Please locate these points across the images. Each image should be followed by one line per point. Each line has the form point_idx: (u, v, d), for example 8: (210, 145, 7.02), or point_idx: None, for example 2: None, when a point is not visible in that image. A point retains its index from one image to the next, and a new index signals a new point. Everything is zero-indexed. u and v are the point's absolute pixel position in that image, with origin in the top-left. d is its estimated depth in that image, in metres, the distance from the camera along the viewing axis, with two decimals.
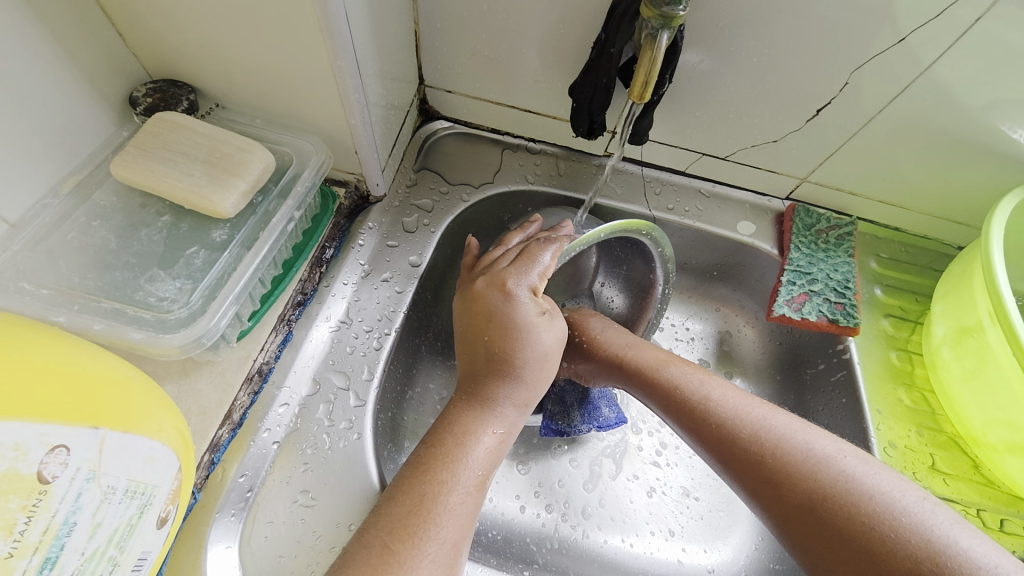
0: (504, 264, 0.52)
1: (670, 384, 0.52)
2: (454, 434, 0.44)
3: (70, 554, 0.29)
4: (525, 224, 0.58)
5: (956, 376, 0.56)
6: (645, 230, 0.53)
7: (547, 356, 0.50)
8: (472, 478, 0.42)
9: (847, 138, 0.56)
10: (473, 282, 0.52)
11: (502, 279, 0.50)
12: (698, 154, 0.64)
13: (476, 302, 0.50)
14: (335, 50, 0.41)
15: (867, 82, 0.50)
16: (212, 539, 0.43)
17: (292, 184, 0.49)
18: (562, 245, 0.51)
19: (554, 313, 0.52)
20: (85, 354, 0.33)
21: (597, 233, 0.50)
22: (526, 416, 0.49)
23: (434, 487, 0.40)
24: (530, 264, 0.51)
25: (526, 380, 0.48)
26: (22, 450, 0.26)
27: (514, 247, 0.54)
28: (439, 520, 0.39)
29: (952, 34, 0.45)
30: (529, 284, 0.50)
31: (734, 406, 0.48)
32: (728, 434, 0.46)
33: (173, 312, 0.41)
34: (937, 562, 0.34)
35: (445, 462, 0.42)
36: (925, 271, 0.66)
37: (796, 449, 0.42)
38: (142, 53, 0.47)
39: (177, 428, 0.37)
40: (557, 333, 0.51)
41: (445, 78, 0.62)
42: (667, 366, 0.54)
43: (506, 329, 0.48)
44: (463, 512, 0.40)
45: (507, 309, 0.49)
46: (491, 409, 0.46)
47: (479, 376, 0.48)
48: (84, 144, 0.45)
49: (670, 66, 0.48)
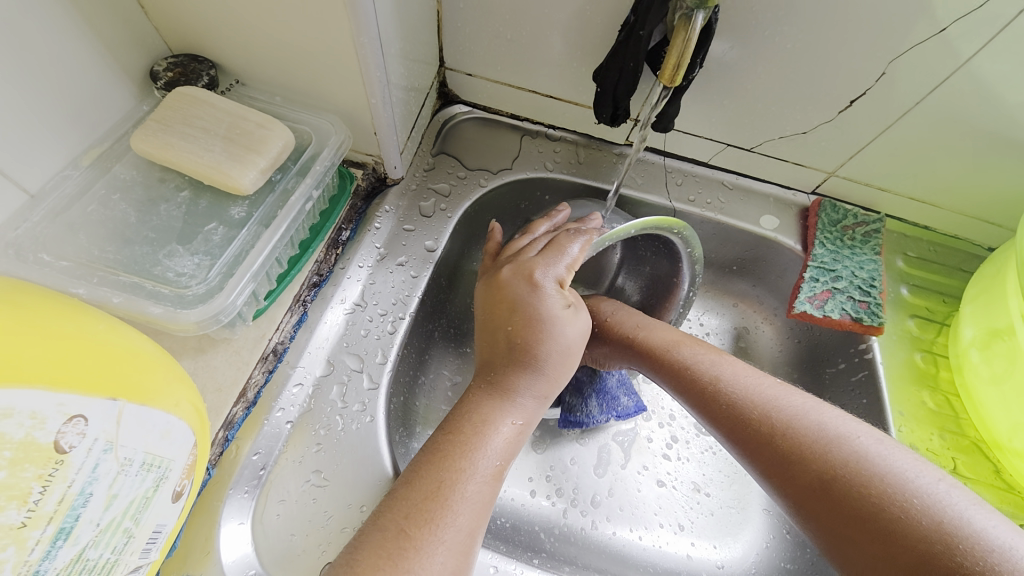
0: (532, 254, 0.52)
1: (680, 364, 0.51)
2: (474, 422, 0.44)
3: (85, 525, 0.30)
4: (552, 213, 0.57)
5: (984, 379, 0.54)
6: (676, 229, 0.53)
7: (570, 350, 0.49)
8: (490, 468, 0.42)
9: (881, 131, 0.54)
10: (499, 270, 0.52)
11: (529, 269, 0.50)
12: (723, 145, 0.62)
13: (502, 291, 0.50)
14: (358, 26, 0.40)
15: (905, 73, 0.48)
16: (226, 515, 0.43)
17: (310, 163, 0.49)
18: (592, 238, 0.51)
19: (580, 307, 0.51)
20: (103, 326, 0.33)
21: (628, 229, 0.50)
22: (546, 408, 0.48)
23: (452, 474, 0.40)
24: (559, 255, 0.51)
25: (548, 373, 0.48)
26: (39, 419, 0.26)
27: (541, 236, 0.54)
28: (456, 508, 0.39)
29: (996, 24, 0.43)
30: (556, 275, 0.50)
31: (746, 386, 0.47)
32: (738, 413, 0.45)
33: (190, 288, 0.41)
34: (951, 545, 0.33)
35: (464, 450, 0.42)
36: (954, 271, 0.64)
37: (810, 429, 0.41)
38: (163, 27, 0.46)
39: (193, 404, 0.37)
40: (581, 326, 0.50)
41: (466, 61, 0.60)
42: (678, 346, 0.53)
43: (532, 319, 0.48)
44: (479, 500, 0.40)
45: (534, 299, 0.49)
46: (511, 399, 0.46)
47: (499, 366, 0.48)
48: (104, 117, 0.45)
49: (701, 49, 0.47)
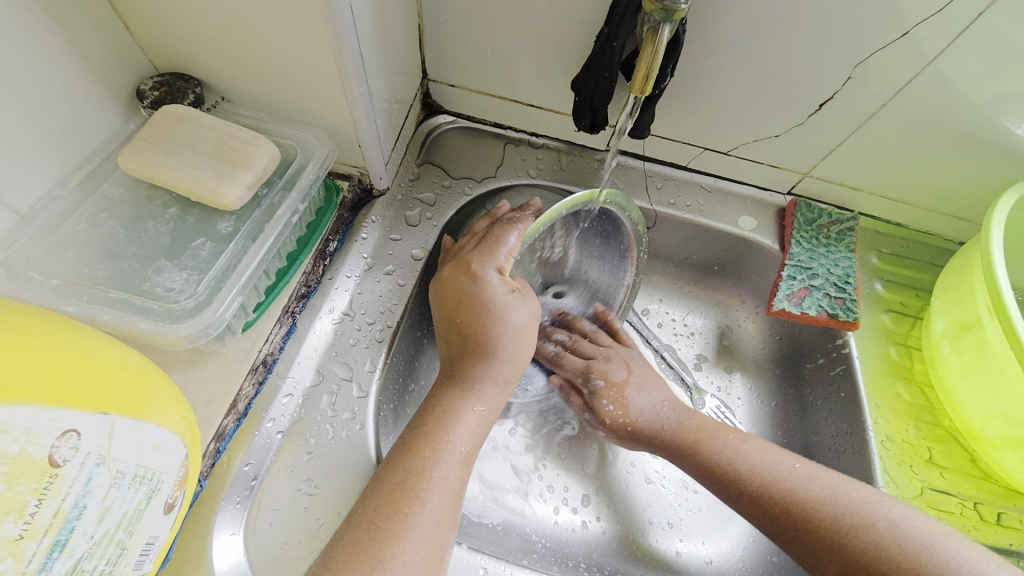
0: (470, 250, 0.52)
1: (715, 459, 0.51)
2: (436, 414, 0.46)
3: (80, 537, 0.30)
4: (493, 210, 0.58)
5: (955, 370, 0.56)
6: (606, 198, 0.53)
7: (521, 333, 0.50)
8: (456, 454, 0.44)
9: (851, 132, 0.56)
10: (442, 269, 0.53)
11: (467, 263, 0.51)
12: (701, 148, 0.64)
13: (446, 287, 0.51)
14: (340, 42, 0.42)
15: (871, 76, 0.50)
16: (218, 526, 0.44)
17: (296, 178, 0.49)
18: (524, 228, 0.51)
19: (525, 292, 0.52)
20: (93, 343, 0.34)
21: (557, 209, 0.49)
22: (508, 394, 0.50)
23: (417, 464, 0.42)
24: (495, 247, 0.51)
25: (502, 358, 0.49)
26: (33, 435, 0.27)
27: (480, 233, 0.54)
28: (423, 497, 0.40)
29: (958, 26, 0.44)
30: (494, 266, 0.50)
31: (750, 455, 0.50)
32: (747, 487, 0.49)
33: (179, 302, 0.42)
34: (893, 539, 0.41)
35: (428, 440, 0.44)
36: (926, 266, 0.66)
37: (766, 471, 0.49)
38: (149, 47, 0.47)
39: (184, 416, 0.38)
40: (529, 311, 0.51)
41: (448, 72, 0.62)
42: (709, 437, 0.53)
43: (477, 308, 0.49)
44: (447, 487, 0.42)
45: (476, 289, 0.49)
46: (469, 388, 0.47)
47: (457, 361, 0.49)
48: (91, 137, 0.45)
49: (671, 59, 0.48)
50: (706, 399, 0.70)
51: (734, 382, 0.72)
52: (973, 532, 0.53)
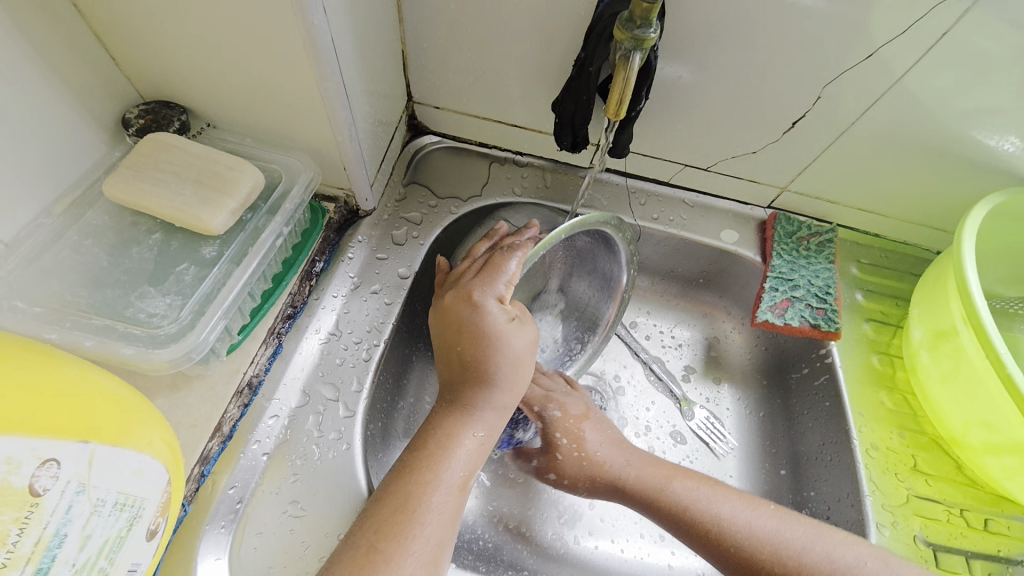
0: (471, 276, 0.52)
1: (676, 508, 0.50)
2: (436, 438, 0.46)
3: (60, 565, 0.30)
4: (492, 231, 0.58)
5: (934, 378, 0.57)
6: (605, 222, 0.54)
7: (519, 360, 0.50)
8: (455, 479, 0.44)
9: (824, 147, 0.58)
10: (443, 295, 0.53)
11: (468, 290, 0.51)
12: (681, 165, 0.65)
13: (447, 315, 0.51)
14: (322, 68, 0.43)
15: (840, 94, 0.52)
16: (202, 551, 0.44)
17: (281, 201, 0.50)
18: (525, 253, 0.51)
19: (525, 318, 0.52)
20: (74, 371, 0.34)
21: (557, 234, 0.48)
22: (507, 420, 0.50)
23: (418, 487, 0.42)
24: (495, 275, 0.51)
25: (502, 386, 0.49)
26: (14, 464, 0.27)
27: (480, 258, 0.55)
28: (423, 519, 0.41)
29: (921, 45, 0.46)
30: (494, 294, 0.50)
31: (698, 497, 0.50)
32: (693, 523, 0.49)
33: (162, 328, 0.42)
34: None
35: (428, 464, 0.44)
36: (905, 275, 0.67)
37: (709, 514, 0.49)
38: (135, 77, 0.48)
39: (166, 441, 0.38)
40: (528, 337, 0.51)
41: (432, 95, 0.63)
42: (672, 486, 0.52)
43: (478, 335, 0.49)
44: (445, 511, 0.42)
45: (477, 318, 0.49)
46: (470, 413, 0.47)
47: (456, 385, 0.49)
48: (76, 165, 0.46)
49: (644, 85, 0.50)
50: (695, 411, 0.70)
51: (722, 393, 0.72)
52: (960, 540, 0.53)
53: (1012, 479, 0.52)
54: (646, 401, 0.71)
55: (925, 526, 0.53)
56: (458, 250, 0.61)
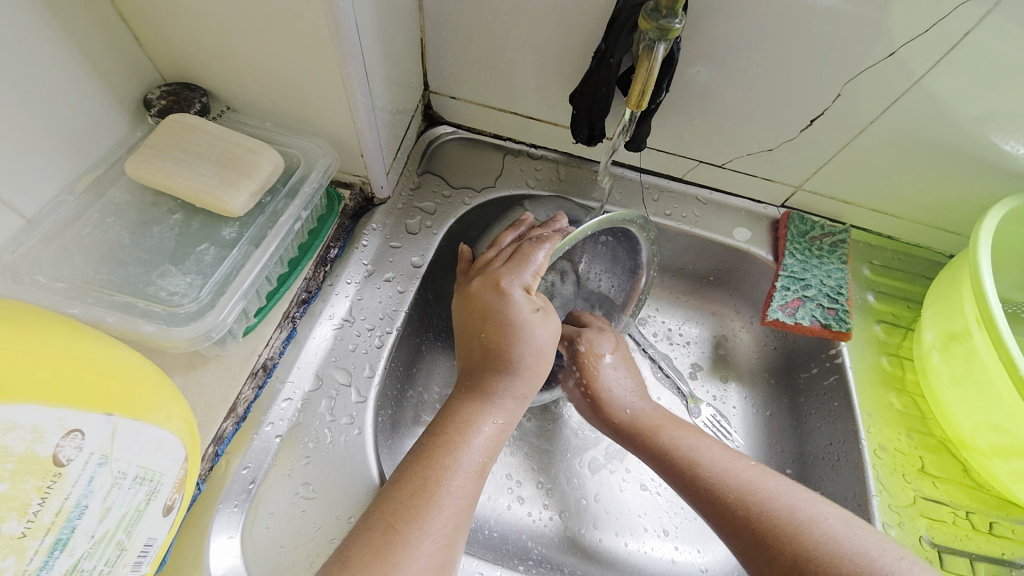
0: (498, 264, 0.53)
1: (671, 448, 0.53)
2: (455, 423, 0.46)
3: (80, 537, 0.31)
4: (517, 221, 0.57)
5: (945, 380, 0.57)
6: (631, 219, 0.55)
7: (542, 351, 0.51)
8: (473, 465, 0.45)
9: (841, 147, 0.58)
10: (469, 282, 0.53)
11: (496, 278, 0.51)
12: (696, 161, 0.65)
13: (473, 301, 0.51)
14: (344, 54, 0.43)
15: (859, 93, 0.52)
16: (215, 530, 0.44)
17: (299, 185, 0.51)
18: (553, 245, 0.51)
19: (548, 310, 0.53)
20: (99, 345, 0.35)
21: (584, 230, 0.50)
22: (525, 408, 0.51)
23: (437, 471, 0.43)
24: (524, 264, 0.51)
25: (524, 374, 0.50)
26: (40, 433, 0.28)
27: (506, 247, 0.55)
28: (440, 503, 0.41)
29: (943, 45, 0.46)
30: (522, 283, 0.51)
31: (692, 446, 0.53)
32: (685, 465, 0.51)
33: (182, 306, 0.43)
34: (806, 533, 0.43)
35: (447, 449, 0.44)
36: (917, 278, 0.67)
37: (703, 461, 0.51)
38: (157, 57, 0.48)
39: (185, 419, 0.38)
40: (551, 329, 0.52)
41: (450, 84, 0.63)
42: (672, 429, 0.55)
43: (502, 324, 0.50)
44: (462, 495, 0.43)
45: (504, 306, 0.50)
46: (491, 400, 0.48)
47: (477, 371, 0.50)
48: (98, 144, 0.46)
49: (666, 76, 0.50)
50: (702, 407, 0.70)
51: (730, 391, 0.73)
52: (965, 542, 0.53)
53: (1019, 482, 0.52)
54: (655, 396, 0.71)
55: (932, 527, 0.54)
56: (480, 239, 0.60)
